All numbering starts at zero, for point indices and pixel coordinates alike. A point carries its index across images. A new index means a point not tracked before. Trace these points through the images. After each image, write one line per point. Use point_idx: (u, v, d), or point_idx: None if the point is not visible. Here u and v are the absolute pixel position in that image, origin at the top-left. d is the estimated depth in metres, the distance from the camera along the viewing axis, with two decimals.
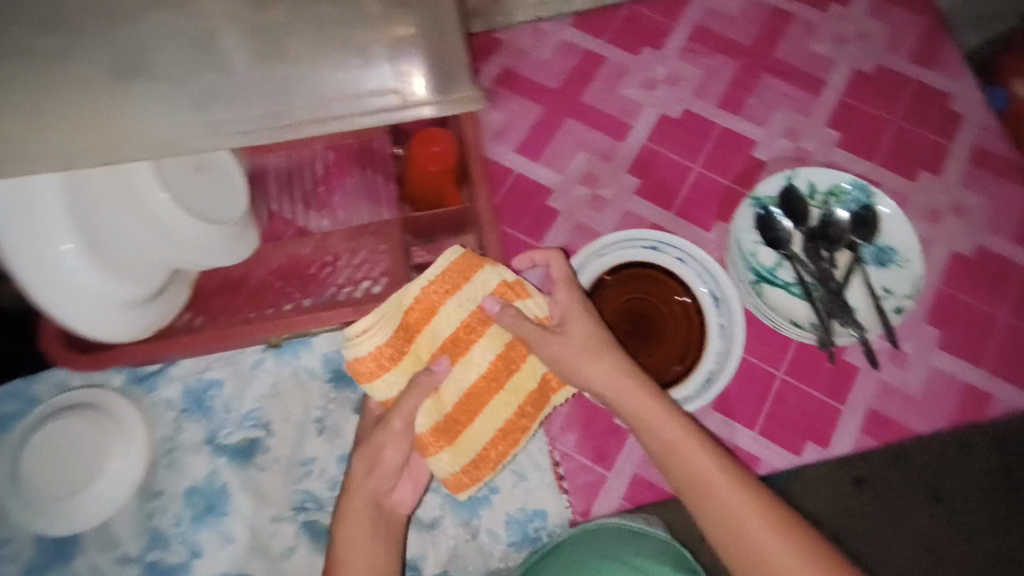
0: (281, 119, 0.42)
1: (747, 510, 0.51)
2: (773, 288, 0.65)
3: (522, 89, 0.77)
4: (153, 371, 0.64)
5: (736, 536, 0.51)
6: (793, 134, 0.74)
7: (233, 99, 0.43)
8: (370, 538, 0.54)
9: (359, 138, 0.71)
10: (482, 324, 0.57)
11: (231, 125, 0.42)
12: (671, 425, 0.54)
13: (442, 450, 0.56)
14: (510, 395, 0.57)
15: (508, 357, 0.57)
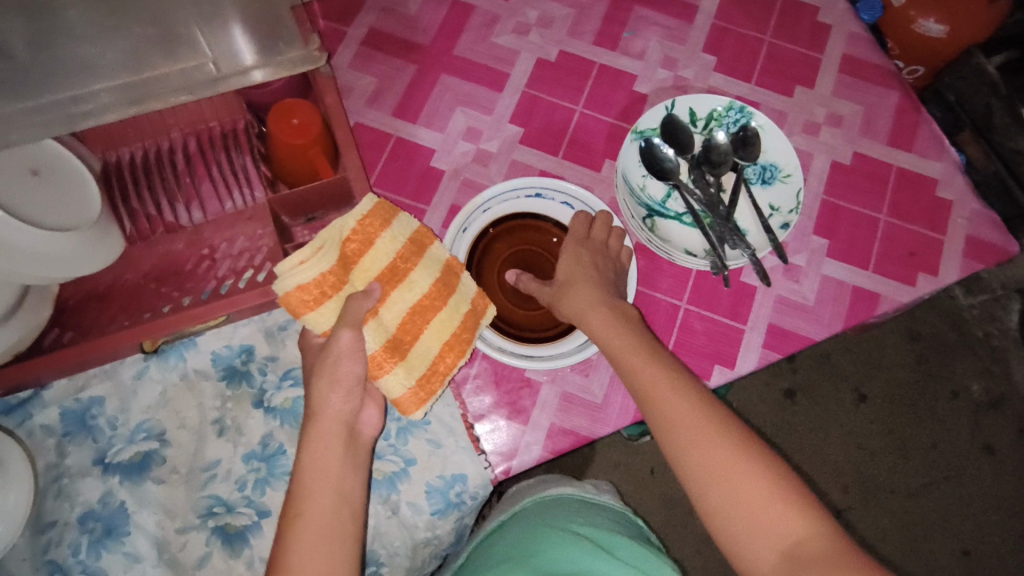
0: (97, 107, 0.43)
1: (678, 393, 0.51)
2: (666, 220, 0.66)
3: (392, 46, 0.72)
4: (23, 398, 0.57)
5: (668, 418, 0.50)
6: (670, 64, 0.74)
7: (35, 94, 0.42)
8: (337, 466, 0.51)
9: (218, 117, 0.64)
10: (416, 255, 0.57)
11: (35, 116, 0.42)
12: (610, 331, 0.55)
13: (393, 370, 0.54)
14: (451, 316, 0.57)
15: (444, 283, 0.57)
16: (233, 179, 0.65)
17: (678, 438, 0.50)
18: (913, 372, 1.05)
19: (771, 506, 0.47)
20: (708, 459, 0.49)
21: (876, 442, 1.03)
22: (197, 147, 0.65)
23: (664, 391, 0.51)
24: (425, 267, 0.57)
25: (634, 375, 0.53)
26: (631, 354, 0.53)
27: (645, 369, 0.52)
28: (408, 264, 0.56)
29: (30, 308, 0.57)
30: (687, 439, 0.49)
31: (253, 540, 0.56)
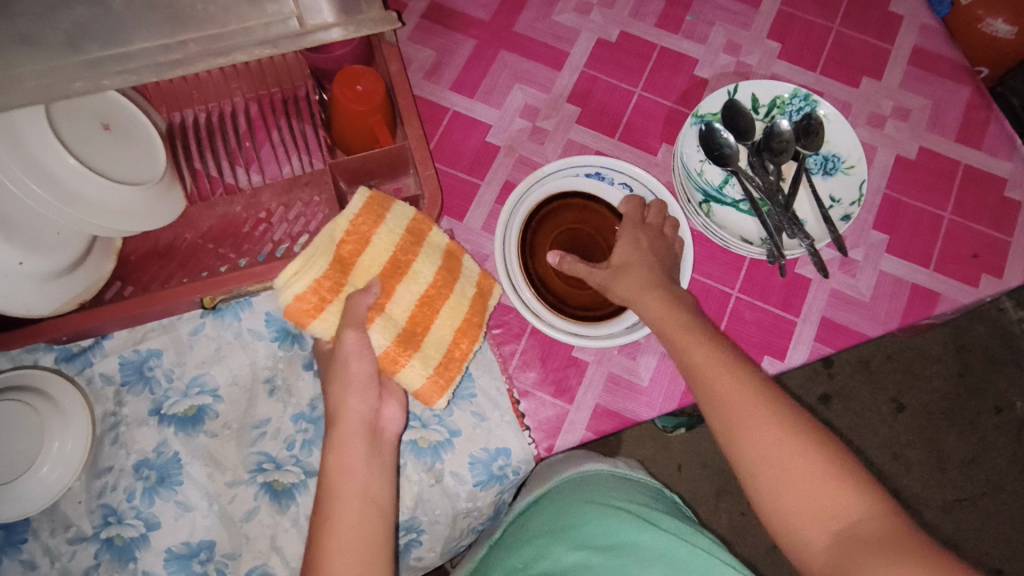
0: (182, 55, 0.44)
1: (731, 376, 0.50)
2: (722, 206, 0.65)
3: (454, 21, 0.72)
4: (84, 347, 0.59)
5: (712, 392, 0.50)
6: (733, 50, 0.73)
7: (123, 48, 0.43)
8: (365, 467, 0.49)
9: (281, 84, 0.65)
10: (415, 245, 0.56)
11: (118, 66, 0.43)
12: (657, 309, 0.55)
13: (410, 364, 0.53)
14: (457, 307, 0.56)
15: (444, 275, 0.57)
16: (293, 146, 0.66)
17: (728, 422, 0.49)
18: (956, 387, 1.03)
19: (822, 489, 0.45)
20: (760, 441, 0.47)
21: (915, 452, 1.01)
22: (259, 114, 0.66)
23: (717, 373, 0.51)
24: (426, 260, 0.56)
25: (687, 358, 0.52)
26: (687, 338, 0.53)
27: (697, 352, 0.52)
28: (409, 256, 0.56)
29: (92, 262, 0.58)
30: (738, 424, 0.49)
31: (299, 498, 0.57)
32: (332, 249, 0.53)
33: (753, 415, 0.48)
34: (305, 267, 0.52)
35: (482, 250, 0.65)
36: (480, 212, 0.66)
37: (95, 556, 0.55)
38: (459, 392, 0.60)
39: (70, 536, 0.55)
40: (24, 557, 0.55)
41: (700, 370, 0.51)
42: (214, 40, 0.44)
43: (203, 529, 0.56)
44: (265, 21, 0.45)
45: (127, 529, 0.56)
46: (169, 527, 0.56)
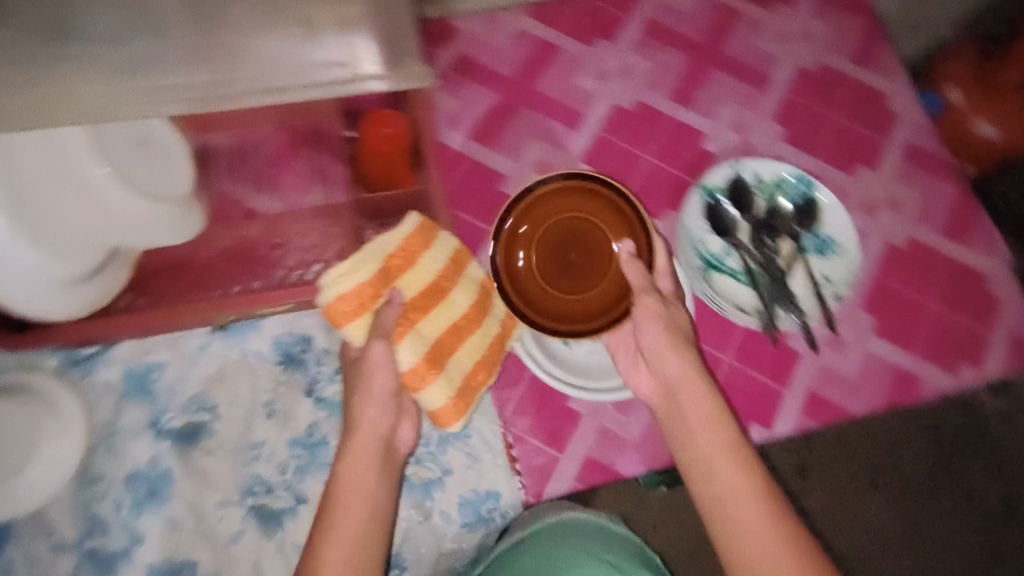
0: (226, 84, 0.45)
1: (730, 451, 0.54)
2: (720, 275, 0.67)
3: (479, 75, 0.76)
4: (90, 354, 0.60)
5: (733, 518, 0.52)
6: (740, 128, 0.77)
7: None
8: (373, 481, 0.52)
9: (309, 117, 0.67)
10: (455, 274, 0.57)
11: None
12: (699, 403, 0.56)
13: (433, 382, 0.54)
14: (484, 340, 0.57)
15: (478, 306, 0.58)
16: (314, 177, 0.69)
17: (721, 496, 0.53)
18: (927, 468, 1.05)
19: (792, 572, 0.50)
20: (736, 520, 0.52)
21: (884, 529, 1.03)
22: (286, 146, 0.69)
23: (719, 447, 0.54)
24: (464, 289, 0.57)
25: (693, 430, 0.55)
26: (688, 407, 0.56)
27: (705, 420, 0.55)
28: (450, 283, 0.57)
29: (110, 272, 0.59)
30: (728, 498, 0.53)
31: (286, 524, 0.57)
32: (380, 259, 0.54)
33: (739, 491, 0.53)
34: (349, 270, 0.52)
35: None
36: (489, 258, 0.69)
37: (75, 566, 0.55)
38: (455, 432, 0.61)
39: (52, 543, 0.55)
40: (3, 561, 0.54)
41: (699, 440, 0.55)
42: (238, 54, 0.41)
43: (187, 548, 0.56)
44: (300, 51, 0.41)
45: (112, 541, 0.55)
46: (153, 542, 0.56)
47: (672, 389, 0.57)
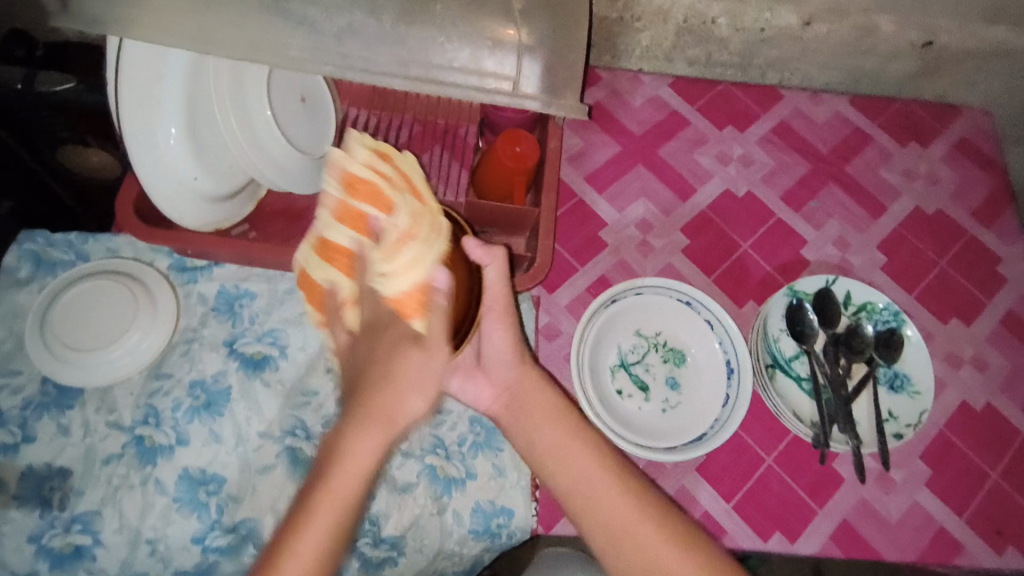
0: (407, 62, 0.48)
1: (592, 454, 0.54)
2: (785, 377, 0.67)
3: (608, 125, 0.81)
4: (197, 266, 0.65)
5: (575, 482, 0.53)
6: (842, 245, 0.78)
7: (369, 42, 0.48)
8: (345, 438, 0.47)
9: (448, 117, 0.75)
10: (368, 199, 0.50)
11: (356, 55, 0.48)
12: (524, 386, 0.58)
13: (405, 296, 0.47)
14: (426, 224, 0.49)
15: (409, 204, 0.49)
16: (435, 171, 0.73)
17: (593, 499, 0.52)
18: None
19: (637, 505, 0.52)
20: (601, 500, 0.52)
21: None
22: (418, 134, 0.74)
23: (555, 448, 0.55)
24: (394, 192, 0.50)
25: (532, 438, 0.56)
26: (538, 412, 0.57)
27: (541, 418, 0.56)
28: (382, 189, 0.50)
29: (237, 202, 0.64)
30: (599, 502, 0.52)
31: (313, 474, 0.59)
32: (322, 239, 0.51)
33: (606, 492, 0.52)
34: (309, 262, 0.53)
35: (557, 326, 0.69)
36: (567, 292, 0.71)
37: (122, 446, 0.57)
38: (490, 441, 0.62)
39: (109, 420, 0.58)
40: (63, 421, 0.58)
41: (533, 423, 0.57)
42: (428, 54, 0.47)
43: (220, 465, 0.58)
44: (480, 70, 0.49)
45: (160, 435, 0.58)
46: (195, 449, 0.58)
47: (506, 396, 0.59)
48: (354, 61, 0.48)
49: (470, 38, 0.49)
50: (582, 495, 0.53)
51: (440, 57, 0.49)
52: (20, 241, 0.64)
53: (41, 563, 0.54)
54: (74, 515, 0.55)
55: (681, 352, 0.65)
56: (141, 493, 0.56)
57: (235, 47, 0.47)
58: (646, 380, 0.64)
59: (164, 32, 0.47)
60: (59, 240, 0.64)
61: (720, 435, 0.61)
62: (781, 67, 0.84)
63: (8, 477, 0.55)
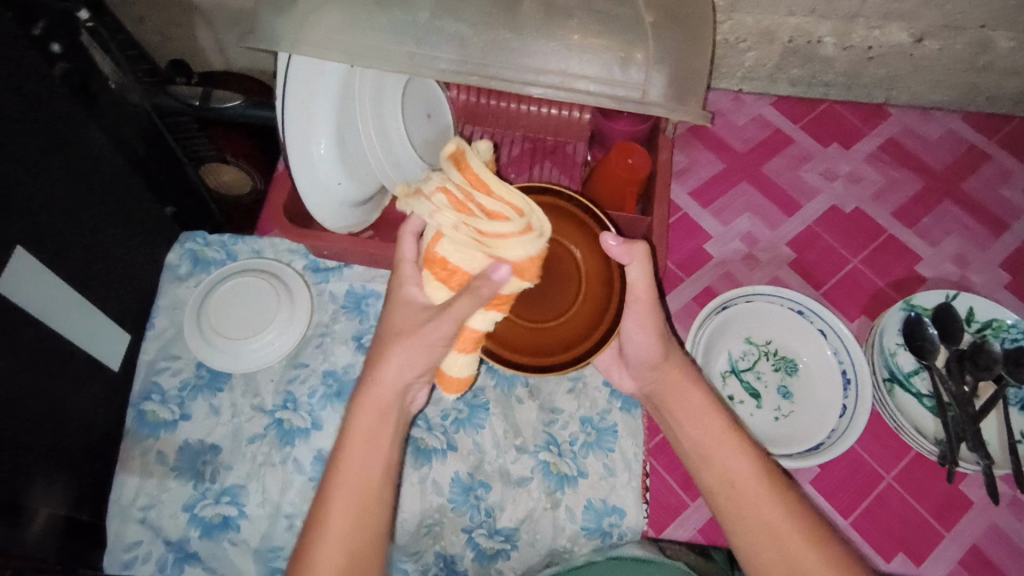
0: (544, 74, 0.52)
1: (741, 455, 0.54)
2: (904, 392, 0.65)
3: (712, 142, 0.82)
4: (328, 266, 0.71)
5: (717, 475, 0.54)
6: (961, 262, 0.76)
7: (509, 55, 0.52)
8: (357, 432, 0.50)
9: (557, 134, 0.79)
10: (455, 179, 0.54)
11: (498, 68, 0.52)
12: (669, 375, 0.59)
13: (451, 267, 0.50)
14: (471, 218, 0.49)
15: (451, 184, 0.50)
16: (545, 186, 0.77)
17: (733, 495, 0.53)
18: None
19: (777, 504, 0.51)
20: (741, 498, 0.52)
21: None
22: (528, 150, 0.79)
23: (700, 440, 0.56)
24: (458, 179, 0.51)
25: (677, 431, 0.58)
26: (678, 407, 0.58)
27: (685, 412, 0.57)
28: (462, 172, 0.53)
29: (370, 207, 0.69)
30: (742, 498, 0.52)
31: (434, 463, 0.62)
32: None
33: (749, 488, 0.52)
34: None
35: None
36: (674, 301, 0.73)
37: (265, 428, 0.63)
38: (600, 441, 0.64)
39: (253, 404, 0.64)
40: (214, 402, 0.64)
41: (680, 415, 0.57)
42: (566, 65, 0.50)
43: None
44: (610, 78, 0.52)
45: (298, 419, 0.63)
46: (327, 433, 0.63)
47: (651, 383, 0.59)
48: (496, 72, 0.52)
49: (602, 50, 0.52)
50: (726, 491, 0.53)
51: (573, 65, 0.52)
52: (182, 242, 0.72)
53: (194, 529, 0.59)
54: (224, 487, 0.60)
55: (793, 361, 0.65)
56: (281, 471, 0.61)
57: (389, 61, 0.52)
58: (758, 388, 0.64)
59: (324, 50, 0.53)
60: (212, 241, 0.71)
61: (839, 446, 0.59)
62: (890, 85, 0.83)
63: (168, 450, 0.62)
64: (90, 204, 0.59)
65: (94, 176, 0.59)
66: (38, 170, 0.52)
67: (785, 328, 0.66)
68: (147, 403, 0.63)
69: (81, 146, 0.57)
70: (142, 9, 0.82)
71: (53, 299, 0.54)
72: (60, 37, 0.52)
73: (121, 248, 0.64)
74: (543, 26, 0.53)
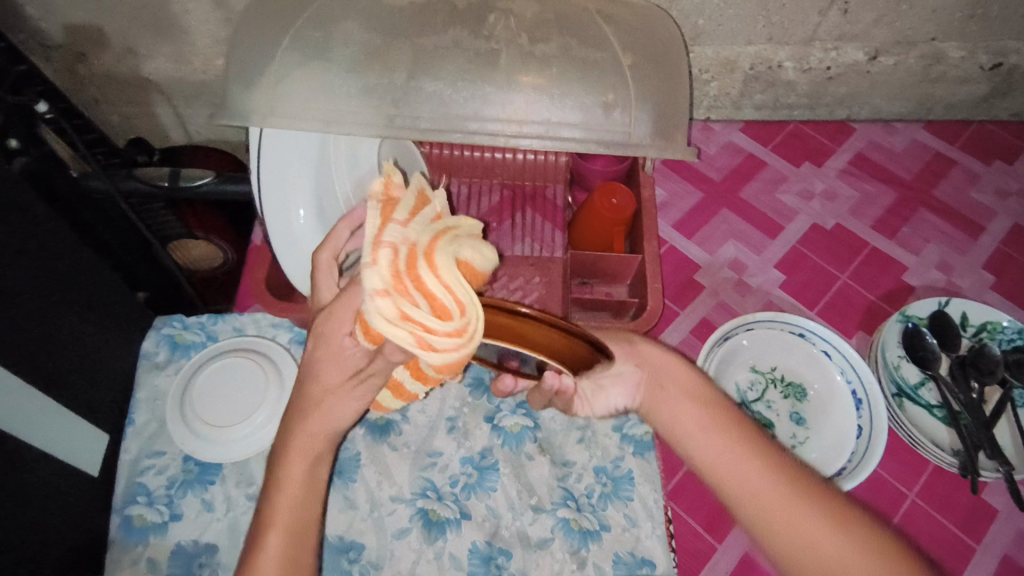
0: (528, 122, 0.51)
1: (726, 418, 0.50)
2: (914, 405, 0.65)
3: (688, 174, 0.83)
4: None
5: (703, 440, 0.50)
6: (946, 268, 0.77)
7: (489, 106, 0.51)
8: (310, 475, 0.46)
9: (534, 179, 0.78)
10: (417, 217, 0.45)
11: (480, 121, 0.51)
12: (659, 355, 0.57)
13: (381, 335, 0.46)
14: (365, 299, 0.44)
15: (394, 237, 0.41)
16: (530, 232, 0.75)
17: (723, 461, 0.48)
18: None
19: (766, 462, 0.47)
20: (732, 460, 0.48)
21: None
22: (507, 198, 0.78)
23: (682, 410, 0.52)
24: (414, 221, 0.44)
25: (694, 459, 0.50)
26: (674, 387, 0.54)
27: (667, 389, 0.54)
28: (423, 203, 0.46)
29: None
30: (733, 461, 0.47)
31: (449, 535, 0.59)
32: None
33: (740, 449, 0.48)
34: None
35: None
36: (672, 337, 0.72)
37: None
38: (617, 490, 0.61)
39: (250, 494, 0.60)
40: (207, 497, 0.59)
41: (660, 393, 0.55)
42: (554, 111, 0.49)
43: (357, 531, 0.59)
44: (596, 124, 0.51)
45: None
46: (332, 517, 0.59)
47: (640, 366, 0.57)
48: (479, 125, 0.50)
49: (584, 93, 0.51)
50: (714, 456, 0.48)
51: (556, 114, 0.51)
52: (157, 328, 0.68)
53: None
54: None
55: (801, 386, 0.64)
56: None
57: (366, 124, 0.50)
58: (770, 418, 0.63)
59: (300, 120, 0.51)
60: (190, 324, 0.68)
61: (861, 470, 0.57)
62: (850, 102, 0.85)
63: (160, 556, 0.57)
64: (61, 302, 0.55)
65: (65, 272, 0.56)
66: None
67: (787, 353, 0.65)
68: (133, 507, 0.58)
69: (48, 241, 0.54)
70: (96, 90, 0.80)
71: (22, 406, 0.50)
72: (15, 131, 0.52)
73: (92, 344, 0.60)
74: (522, 74, 0.52)
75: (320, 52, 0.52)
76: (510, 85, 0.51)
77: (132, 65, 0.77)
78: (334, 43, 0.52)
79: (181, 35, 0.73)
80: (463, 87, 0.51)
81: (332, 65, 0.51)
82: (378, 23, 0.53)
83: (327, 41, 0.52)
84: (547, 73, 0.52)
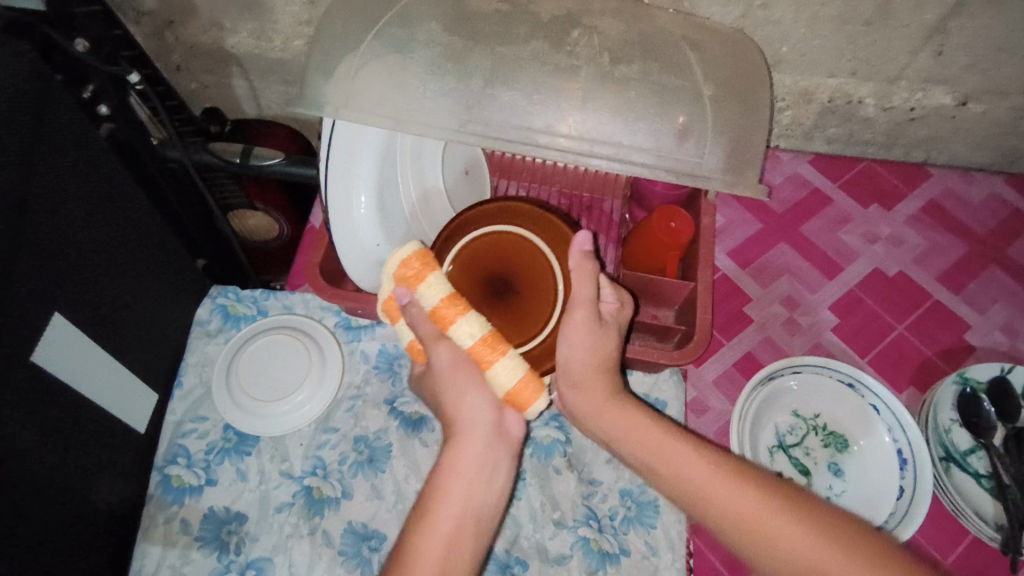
0: (599, 142, 0.50)
1: (717, 469, 0.47)
2: (961, 472, 0.63)
3: (750, 203, 0.81)
4: (361, 325, 0.69)
5: (707, 497, 0.47)
6: (1011, 331, 0.73)
7: (562, 121, 0.51)
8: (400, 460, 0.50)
9: (592, 191, 0.78)
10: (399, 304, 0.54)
11: (551, 136, 0.50)
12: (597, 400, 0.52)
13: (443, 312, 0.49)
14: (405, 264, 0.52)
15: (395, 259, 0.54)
16: None
17: (736, 524, 0.45)
18: None
19: (780, 517, 0.44)
20: (740, 519, 0.45)
21: None
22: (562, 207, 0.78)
23: (657, 461, 0.49)
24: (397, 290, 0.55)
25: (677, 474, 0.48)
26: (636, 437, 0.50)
27: (626, 438, 0.51)
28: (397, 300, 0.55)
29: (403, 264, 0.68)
30: (747, 521, 0.45)
31: None
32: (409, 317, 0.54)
33: (745, 503, 0.45)
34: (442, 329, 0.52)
35: (706, 401, 0.69)
36: (713, 368, 0.71)
37: (294, 496, 0.60)
38: (641, 516, 0.61)
39: (282, 470, 0.61)
40: (242, 467, 0.61)
41: (625, 440, 0.51)
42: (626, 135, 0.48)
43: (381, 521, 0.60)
44: (668, 153, 0.51)
45: (328, 487, 0.61)
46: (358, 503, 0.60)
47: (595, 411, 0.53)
48: (549, 141, 0.50)
49: (658, 119, 0.51)
50: (723, 514, 0.46)
51: (628, 137, 0.51)
52: (213, 297, 0.70)
53: None
54: (250, 560, 0.58)
55: (844, 438, 0.63)
56: (310, 543, 0.58)
57: (439, 127, 0.51)
58: (807, 464, 0.62)
59: (373, 115, 0.51)
60: (243, 297, 0.70)
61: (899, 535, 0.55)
62: (930, 146, 0.82)
63: (192, 518, 0.59)
64: (126, 264, 0.58)
65: (134, 239, 0.58)
66: (80, 231, 0.51)
67: (830, 401, 0.64)
68: (173, 467, 0.61)
69: (121, 206, 0.56)
70: (179, 57, 0.82)
71: (86, 362, 0.53)
72: (107, 99, 0.55)
73: (152, 307, 0.62)
74: (599, 91, 0.51)
75: (401, 52, 0.52)
76: (584, 101, 0.51)
77: (216, 37, 0.79)
78: (415, 43, 0.53)
79: (265, 14, 0.74)
80: (538, 101, 0.51)
81: (411, 66, 0.52)
82: (459, 27, 0.53)
83: (408, 42, 0.53)
84: (624, 95, 0.51)
